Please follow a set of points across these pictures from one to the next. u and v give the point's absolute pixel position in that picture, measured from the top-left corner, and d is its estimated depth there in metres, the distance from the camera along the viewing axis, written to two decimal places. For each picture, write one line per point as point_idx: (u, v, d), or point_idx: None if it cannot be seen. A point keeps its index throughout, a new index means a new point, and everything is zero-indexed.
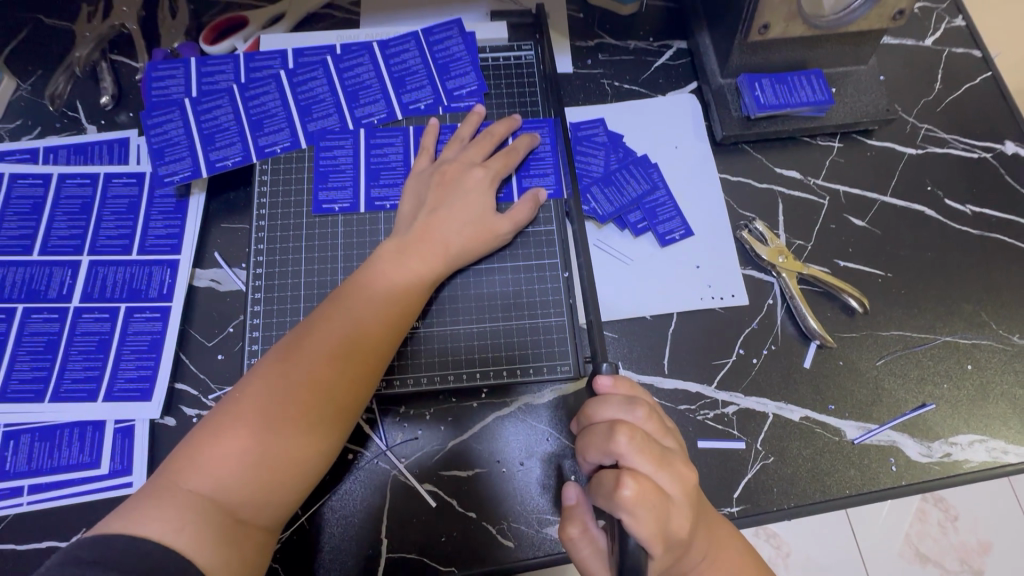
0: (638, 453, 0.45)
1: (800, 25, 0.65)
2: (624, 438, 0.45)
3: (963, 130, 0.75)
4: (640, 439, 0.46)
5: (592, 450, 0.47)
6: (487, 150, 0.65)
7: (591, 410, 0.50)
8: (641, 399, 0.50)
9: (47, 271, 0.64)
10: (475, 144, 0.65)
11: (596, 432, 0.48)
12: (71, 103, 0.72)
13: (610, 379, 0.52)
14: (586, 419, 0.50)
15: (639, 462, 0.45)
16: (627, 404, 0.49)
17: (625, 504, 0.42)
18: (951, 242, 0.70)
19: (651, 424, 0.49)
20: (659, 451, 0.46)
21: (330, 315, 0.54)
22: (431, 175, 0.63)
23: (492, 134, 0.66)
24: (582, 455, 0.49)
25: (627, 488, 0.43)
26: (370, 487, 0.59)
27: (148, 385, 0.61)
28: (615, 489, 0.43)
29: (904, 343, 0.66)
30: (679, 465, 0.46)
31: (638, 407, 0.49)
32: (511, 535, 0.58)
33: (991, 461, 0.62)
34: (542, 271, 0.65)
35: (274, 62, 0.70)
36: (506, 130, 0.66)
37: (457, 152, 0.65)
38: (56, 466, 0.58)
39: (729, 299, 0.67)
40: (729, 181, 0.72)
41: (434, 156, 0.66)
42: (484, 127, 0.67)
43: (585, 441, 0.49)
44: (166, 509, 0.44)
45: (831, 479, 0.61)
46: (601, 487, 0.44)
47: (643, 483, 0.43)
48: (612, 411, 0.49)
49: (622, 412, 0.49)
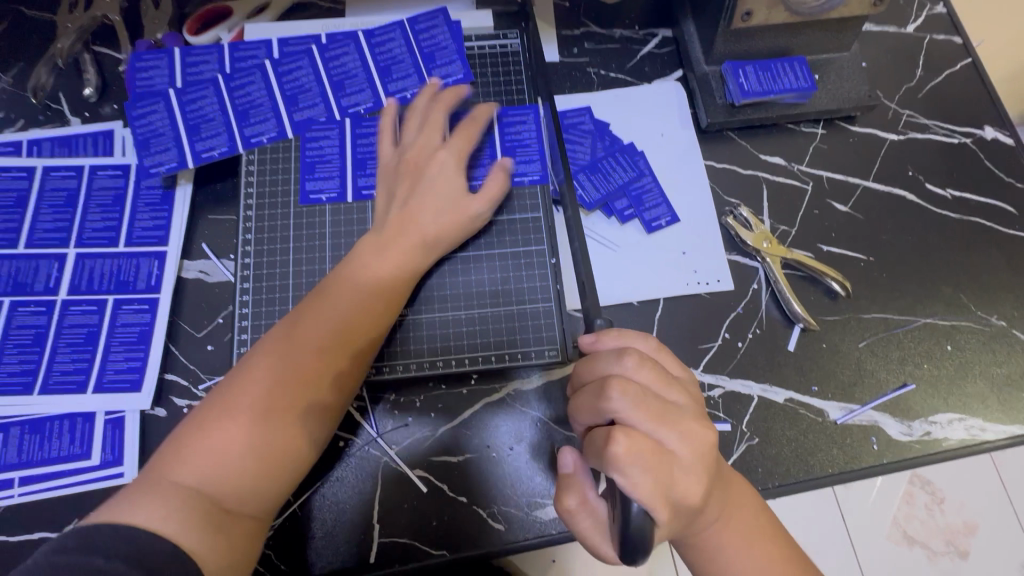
0: (632, 407, 0.45)
1: (782, 12, 0.66)
2: (616, 395, 0.45)
3: (944, 115, 0.77)
4: (634, 392, 0.46)
5: (585, 412, 0.49)
6: (440, 125, 0.65)
7: (583, 371, 0.51)
8: (634, 351, 0.49)
9: (33, 263, 0.64)
10: (429, 125, 0.65)
11: (588, 392, 0.49)
12: (54, 95, 0.72)
13: (593, 337, 0.53)
14: (580, 379, 0.52)
15: (633, 418, 0.45)
16: (616, 355, 0.50)
17: (616, 461, 0.42)
18: (931, 226, 0.71)
19: (646, 372, 0.48)
20: (656, 405, 0.46)
21: (314, 309, 0.55)
22: (397, 165, 0.63)
23: (443, 109, 0.65)
24: (577, 417, 0.50)
25: (619, 446, 0.43)
26: (361, 472, 0.60)
27: (138, 376, 0.61)
28: (606, 447, 0.43)
29: (886, 325, 0.67)
30: (681, 420, 0.46)
31: (628, 356, 0.49)
32: (502, 518, 0.59)
33: (970, 439, 0.64)
34: (529, 259, 0.65)
35: (260, 51, 0.70)
36: (453, 101, 0.66)
37: (415, 133, 0.64)
38: (47, 458, 0.58)
39: (714, 284, 0.68)
40: (714, 168, 0.73)
41: (393, 141, 0.65)
42: (432, 104, 0.66)
43: (580, 401, 0.49)
44: (155, 499, 0.44)
45: (814, 459, 0.62)
46: (594, 446, 0.45)
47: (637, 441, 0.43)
48: (604, 367, 0.49)
49: (613, 366, 0.49)
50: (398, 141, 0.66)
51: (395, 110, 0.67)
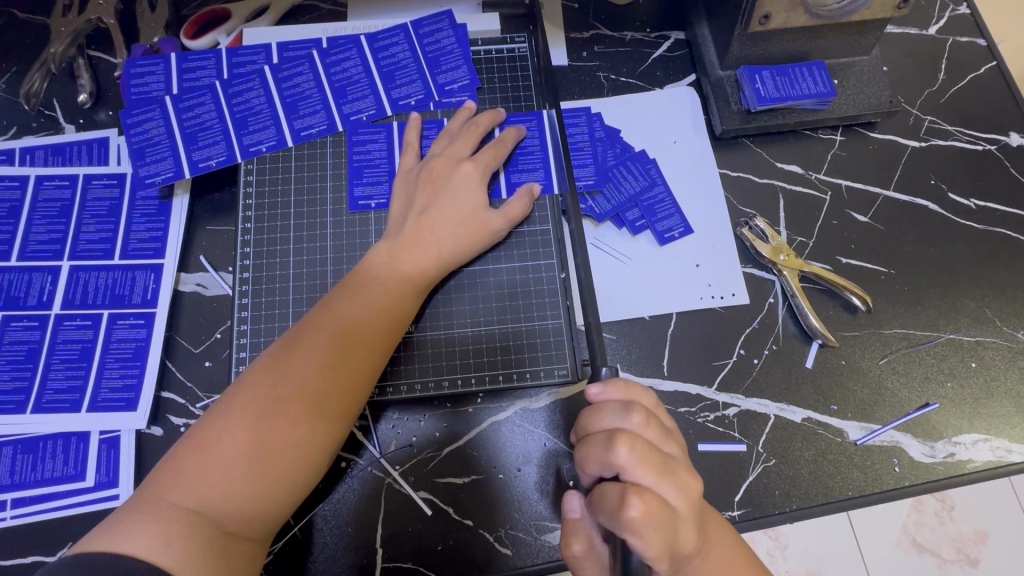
0: (640, 464, 0.43)
1: (802, 15, 0.63)
2: (624, 450, 0.43)
3: (968, 122, 0.74)
4: (641, 448, 0.44)
5: (591, 463, 0.46)
6: (473, 141, 0.63)
7: (587, 420, 0.48)
8: (638, 404, 0.47)
9: (27, 276, 0.62)
10: (462, 139, 0.63)
11: (594, 443, 0.46)
12: (48, 101, 0.70)
13: (601, 386, 0.49)
14: (583, 429, 0.49)
15: (639, 475, 0.43)
16: (623, 410, 0.47)
17: (631, 525, 0.41)
18: (955, 237, 0.69)
19: (651, 430, 0.47)
20: (662, 460, 0.44)
21: (319, 321, 0.52)
22: (419, 173, 0.61)
23: (481, 129, 0.64)
24: (581, 467, 0.47)
25: (633, 508, 0.41)
26: (364, 494, 0.58)
27: (133, 394, 0.59)
28: (620, 509, 0.42)
29: (908, 341, 0.65)
30: (683, 475, 0.45)
31: (635, 413, 0.46)
32: (508, 542, 0.57)
33: (995, 461, 0.61)
34: (537, 272, 0.63)
35: (259, 57, 0.68)
36: (491, 121, 0.64)
37: (444, 147, 0.63)
38: (40, 479, 0.56)
39: (729, 298, 0.66)
40: (728, 176, 0.71)
41: (419, 153, 0.64)
42: (470, 122, 0.64)
43: (584, 452, 0.47)
44: (153, 523, 0.42)
45: (833, 481, 0.60)
46: (604, 504, 0.43)
47: (649, 501, 0.42)
48: (609, 420, 0.47)
49: (619, 420, 0.47)
50: (422, 154, 0.64)
51: (422, 126, 0.65)
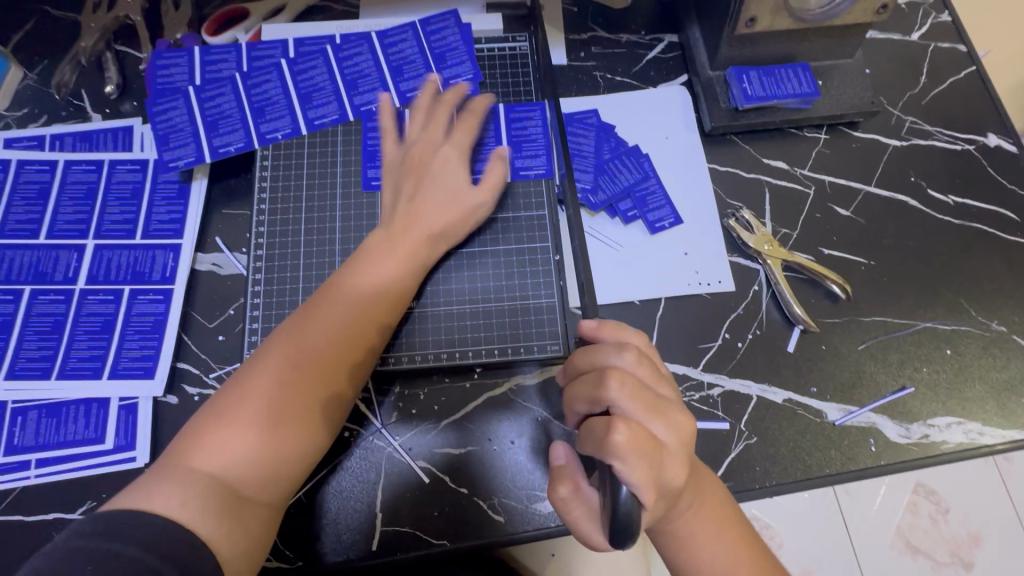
0: (630, 396, 0.46)
1: (786, 18, 0.67)
2: (615, 384, 0.46)
3: (947, 122, 0.77)
4: (631, 384, 0.47)
5: (582, 397, 0.49)
6: (444, 120, 0.67)
7: (581, 359, 0.51)
8: (631, 344, 0.50)
9: (54, 253, 0.66)
10: (433, 121, 0.67)
11: (586, 379, 0.49)
12: (76, 92, 0.74)
13: (595, 323, 0.53)
14: (577, 367, 0.51)
15: (628, 406, 0.46)
16: (616, 348, 0.50)
17: (617, 449, 0.42)
18: (933, 232, 0.72)
19: (642, 368, 0.49)
20: (652, 398, 0.47)
21: (325, 304, 0.56)
22: (401, 160, 0.65)
23: (448, 107, 0.67)
24: (571, 405, 0.50)
25: (619, 433, 0.42)
26: (366, 462, 0.61)
27: (151, 364, 0.63)
28: (608, 436, 0.43)
29: (886, 329, 0.68)
30: (674, 414, 0.47)
31: (627, 351, 0.49)
32: (501, 509, 0.60)
33: (968, 443, 0.64)
34: (533, 255, 0.67)
35: (275, 51, 0.72)
36: (484, 106, 0.68)
37: (420, 130, 0.66)
38: (63, 441, 0.60)
39: (716, 285, 0.69)
40: (717, 171, 0.74)
41: (396, 138, 0.67)
42: (438, 100, 0.68)
43: (575, 389, 0.50)
44: (173, 485, 0.46)
45: (812, 459, 0.63)
46: (592, 434, 0.44)
47: (635, 430, 0.43)
48: (603, 358, 0.50)
49: (614, 358, 0.49)
50: (399, 137, 0.67)
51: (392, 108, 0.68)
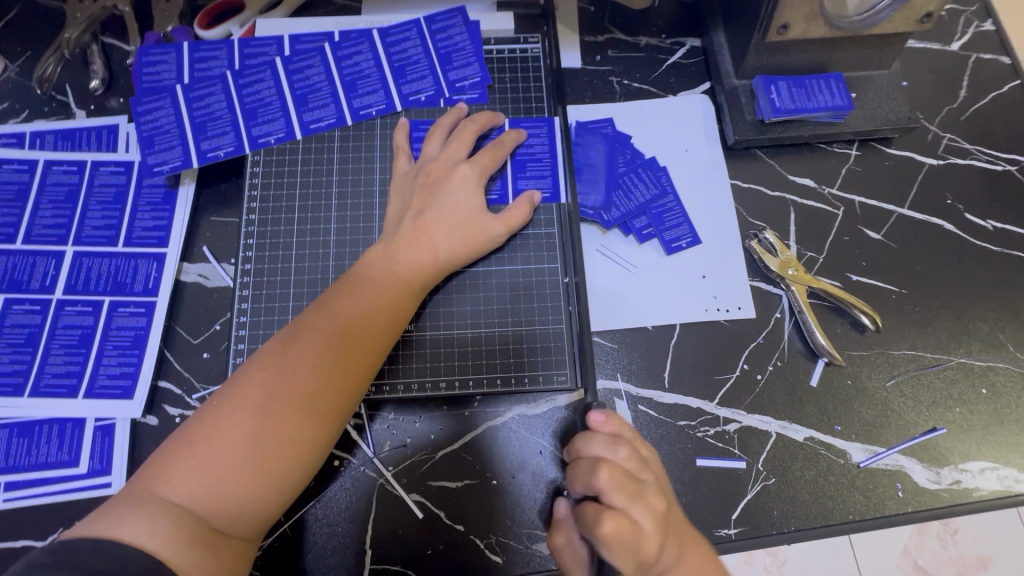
0: (618, 489, 0.46)
1: (821, 26, 0.62)
2: (604, 475, 0.46)
3: (989, 141, 0.72)
4: (620, 477, 0.46)
5: (576, 483, 0.49)
6: (470, 142, 0.62)
7: (579, 442, 0.50)
8: (627, 437, 0.49)
9: (30, 260, 0.62)
10: (458, 140, 0.62)
11: (581, 466, 0.49)
12: (60, 86, 0.70)
13: (600, 415, 0.51)
14: (575, 449, 0.51)
15: (616, 499, 0.46)
16: (612, 439, 0.49)
17: (602, 540, 0.45)
18: (969, 259, 0.67)
19: (636, 459, 0.48)
20: (641, 491, 0.46)
21: (316, 320, 0.52)
22: (414, 177, 0.61)
23: (478, 129, 0.63)
24: (568, 485, 0.50)
25: (604, 527, 0.44)
26: (356, 494, 0.57)
27: (130, 383, 0.59)
28: (594, 528, 0.45)
29: (917, 364, 0.63)
30: (664, 507, 0.47)
31: (621, 444, 0.49)
32: (499, 549, 0.56)
33: (1002, 490, 0.59)
34: (541, 276, 0.63)
35: (270, 48, 0.68)
36: (489, 122, 0.64)
37: (437, 150, 0.62)
38: (34, 463, 0.56)
39: (735, 311, 0.65)
40: (740, 187, 0.69)
41: (411, 157, 0.63)
42: (466, 120, 0.64)
43: (572, 472, 0.49)
44: (140, 514, 0.42)
45: (833, 504, 0.58)
46: (582, 521, 0.47)
47: (621, 525, 0.45)
48: (598, 445, 0.49)
49: (607, 447, 0.49)
50: (416, 158, 0.64)
51: (410, 128, 0.65)
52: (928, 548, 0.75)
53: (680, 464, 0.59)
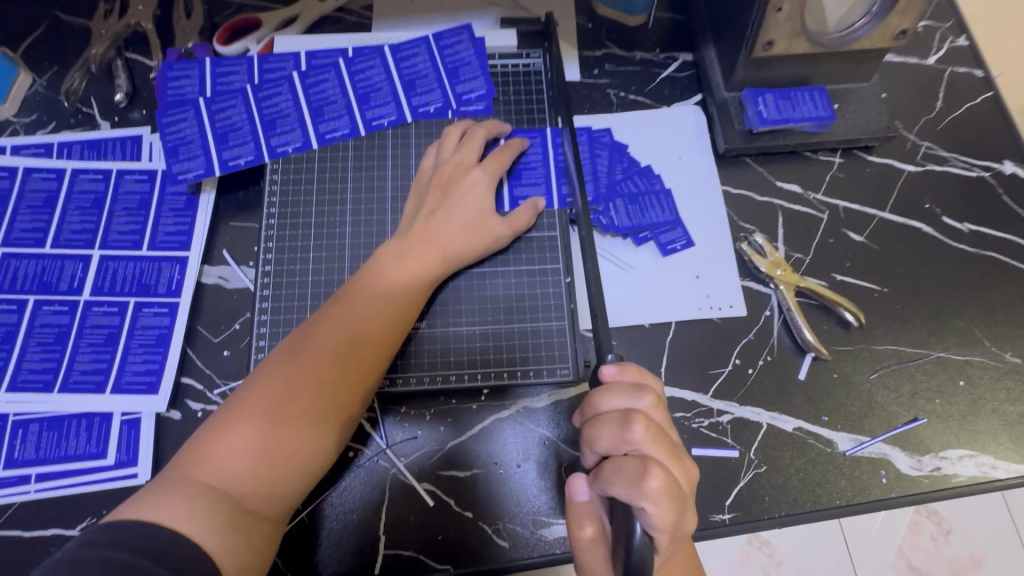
0: (653, 441, 0.47)
1: (804, 42, 0.67)
2: (640, 428, 0.47)
3: (964, 149, 0.76)
4: (654, 428, 0.48)
5: (605, 439, 0.48)
6: (479, 148, 0.66)
7: (599, 399, 0.51)
8: (648, 387, 0.51)
9: (59, 263, 0.66)
10: (469, 145, 0.66)
11: (609, 423, 0.49)
12: (86, 99, 0.74)
13: (615, 367, 0.53)
14: (593, 409, 0.51)
15: (652, 450, 0.47)
16: (636, 392, 0.50)
17: (650, 494, 0.43)
18: (947, 260, 0.71)
19: (659, 414, 0.50)
20: (671, 442, 0.48)
21: (334, 316, 0.56)
22: (429, 180, 0.65)
23: (485, 134, 0.67)
24: (590, 444, 0.49)
25: (654, 479, 0.44)
26: (370, 484, 0.60)
27: (155, 379, 0.62)
28: (642, 479, 0.44)
29: (899, 358, 0.67)
30: (687, 460, 0.49)
31: (647, 395, 0.50)
32: (506, 534, 0.59)
33: (980, 476, 0.63)
34: (544, 276, 0.66)
35: (287, 64, 0.72)
36: (497, 129, 0.68)
37: (451, 153, 0.66)
38: (64, 455, 0.59)
39: (727, 309, 0.68)
40: (730, 193, 0.73)
41: (435, 156, 0.67)
42: (476, 126, 0.68)
43: (597, 430, 0.49)
44: (177, 498, 0.45)
45: (821, 490, 0.62)
46: (621, 475, 0.45)
47: (668, 476, 0.44)
48: (624, 400, 0.50)
49: (633, 401, 0.50)
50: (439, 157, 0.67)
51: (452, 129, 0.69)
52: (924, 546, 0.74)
53: None
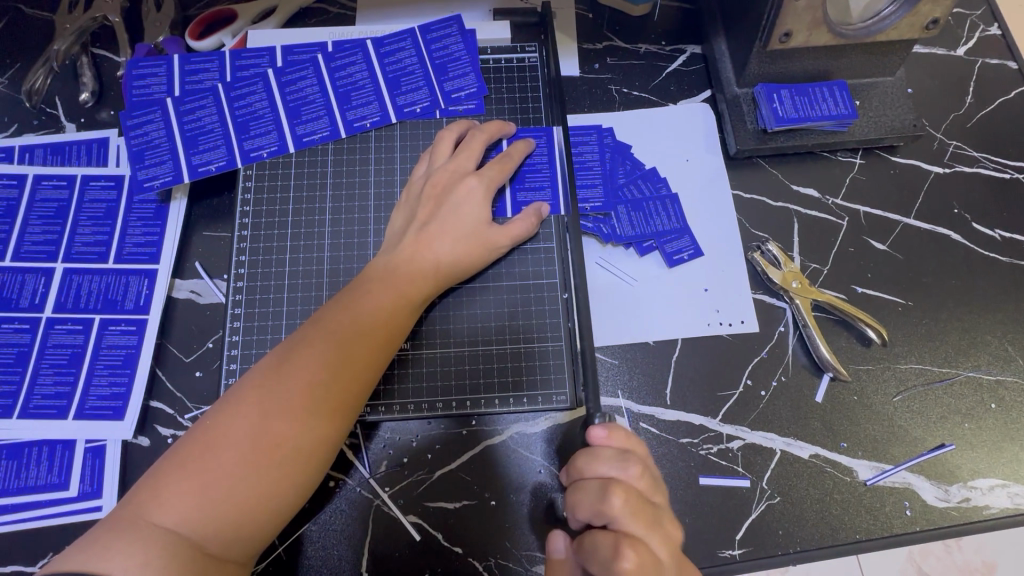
0: (633, 515, 0.44)
1: (824, 33, 0.61)
2: (618, 500, 0.44)
3: (996, 148, 0.71)
4: (634, 501, 0.44)
5: (582, 510, 0.46)
6: (478, 154, 0.61)
7: (581, 464, 0.48)
8: (635, 455, 0.47)
9: (20, 278, 0.61)
10: (467, 151, 0.61)
11: (588, 492, 0.46)
12: (49, 99, 0.69)
13: (604, 430, 0.49)
14: (575, 472, 0.48)
15: (631, 527, 0.44)
16: (620, 459, 0.47)
17: None
18: (977, 270, 0.66)
19: (645, 481, 0.46)
20: (654, 514, 0.45)
21: (312, 336, 0.51)
22: (421, 189, 0.60)
23: (487, 138, 0.62)
24: (570, 512, 0.47)
25: (625, 559, 0.41)
26: (351, 516, 0.56)
27: (121, 403, 0.58)
28: (613, 560, 0.42)
29: (924, 378, 0.62)
30: (673, 529, 0.45)
31: (632, 463, 0.46)
32: (498, 571, 0.55)
33: (1013, 508, 0.58)
34: (539, 290, 0.61)
35: (263, 60, 0.66)
36: (499, 131, 0.63)
37: (446, 160, 0.61)
38: (23, 486, 0.55)
39: (737, 325, 0.63)
40: (742, 198, 0.68)
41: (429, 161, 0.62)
42: (476, 129, 0.63)
43: (575, 497, 0.46)
44: (129, 545, 0.41)
45: (840, 523, 0.57)
46: (596, 552, 0.43)
47: (643, 555, 0.42)
48: (606, 467, 0.47)
49: (615, 468, 0.46)
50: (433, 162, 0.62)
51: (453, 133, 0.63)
52: (953, 565, 0.69)
53: (683, 484, 0.58)
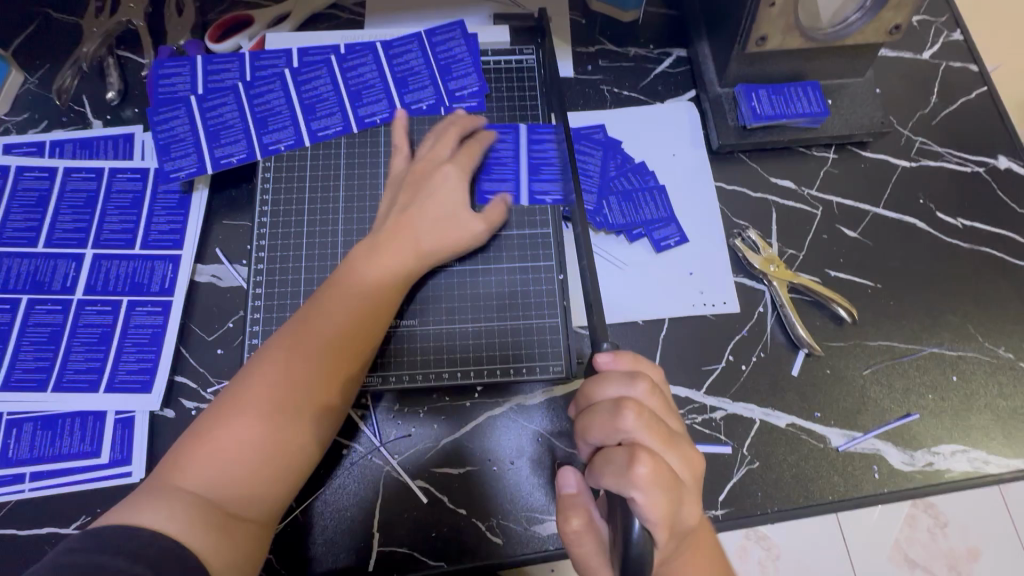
0: (646, 429, 0.47)
1: (797, 38, 0.66)
2: (631, 414, 0.47)
3: (958, 144, 0.76)
4: (647, 416, 0.47)
5: (595, 430, 0.49)
6: (450, 143, 0.66)
7: (591, 389, 0.51)
8: (643, 374, 0.51)
9: (52, 263, 0.66)
10: (440, 141, 0.66)
11: (600, 411, 0.49)
12: (77, 97, 0.73)
13: (610, 356, 0.52)
14: (586, 398, 0.51)
15: (645, 439, 0.47)
16: (628, 379, 0.50)
17: (639, 482, 0.44)
18: (941, 255, 0.71)
19: (654, 400, 0.50)
20: (666, 430, 0.48)
21: (308, 318, 0.56)
22: (402, 177, 0.65)
23: (459, 131, 0.67)
24: (582, 435, 0.50)
25: (642, 467, 0.44)
26: (363, 482, 0.61)
27: (148, 377, 0.62)
28: (629, 468, 0.44)
29: (892, 353, 0.67)
30: (685, 447, 0.49)
31: (640, 382, 0.50)
32: (500, 531, 0.60)
33: (972, 471, 0.63)
34: (536, 273, 0.66)
35: (279, 61, 0.71)
36: (471, 123, 0.68)
37: (427, 150, 0.66)
38: (57, 454, 0.59)
39: (720, 306, 0.68)
40: (724, 190, 0.73)
41: (408, 154, 0.67)
42: (450, 122, 0.68)
43: (588, 420, 0.50)
44: (158, 503, 0.45)
45: (813, 485, 0.62)
46: (611, 465, 0.46)
47: (657, 464, 0.45)
48: (616, 388, 0.50)
49: (626, 388, 0.50)
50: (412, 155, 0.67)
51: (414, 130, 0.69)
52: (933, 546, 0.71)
53: None
